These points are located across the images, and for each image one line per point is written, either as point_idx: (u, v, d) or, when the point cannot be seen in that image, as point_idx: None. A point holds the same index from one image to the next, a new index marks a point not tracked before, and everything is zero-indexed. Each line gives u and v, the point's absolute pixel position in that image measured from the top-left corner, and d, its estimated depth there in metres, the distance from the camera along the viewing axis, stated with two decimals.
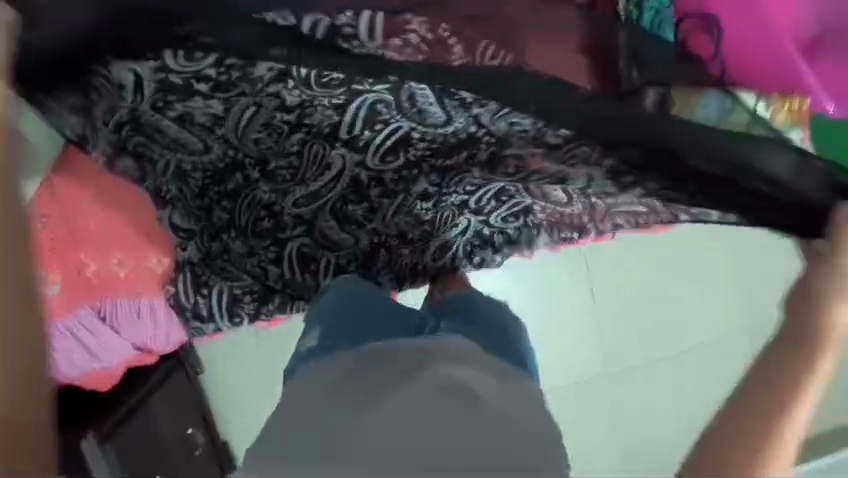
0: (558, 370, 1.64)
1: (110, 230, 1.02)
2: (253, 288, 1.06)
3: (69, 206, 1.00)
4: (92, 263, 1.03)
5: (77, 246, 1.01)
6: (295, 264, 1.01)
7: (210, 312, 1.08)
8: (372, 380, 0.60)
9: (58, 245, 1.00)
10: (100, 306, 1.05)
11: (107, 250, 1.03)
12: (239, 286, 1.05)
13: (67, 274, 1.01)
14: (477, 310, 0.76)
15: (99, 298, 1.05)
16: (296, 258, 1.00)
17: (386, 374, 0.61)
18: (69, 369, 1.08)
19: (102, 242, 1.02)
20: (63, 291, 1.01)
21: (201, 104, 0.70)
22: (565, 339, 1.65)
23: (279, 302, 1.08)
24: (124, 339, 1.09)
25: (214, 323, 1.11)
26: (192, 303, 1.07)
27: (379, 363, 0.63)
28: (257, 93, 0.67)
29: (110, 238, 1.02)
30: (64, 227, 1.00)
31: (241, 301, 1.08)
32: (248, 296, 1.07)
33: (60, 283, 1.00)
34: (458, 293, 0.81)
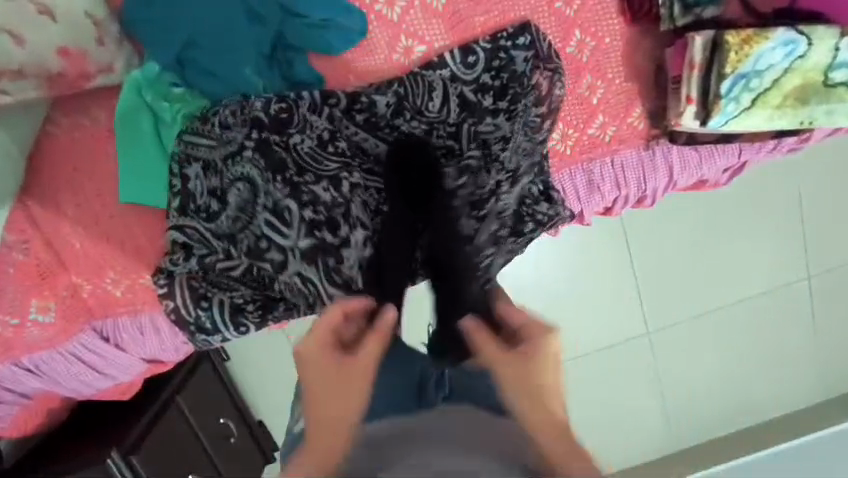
0: (591, 332, 1.49)
1: (100, 248, 0.95)
2: (257, 297, 0.99)
3: (51, 225, 0.93)
4: (86, 283, 0.97)
5: (66, 267, 0.95)
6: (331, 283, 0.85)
7: (214, 324, 1.01)
8: (377, 457, 0.53)
9: (44, 269, 0.94)
10: (102, 326, 1.00)
11: (100, 269, 0.97)
12: (239, 294, 0.99)
13: (60, 297, 0.96)
14: None
15: (99, 319, 0.99)
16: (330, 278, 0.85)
17: (386, 439, 0.56)
18: (82, 390, 1.05)
19: (88, 263, 0.96)
20: (58, 317, 0.96)
21: (231, 169, 0.85)
22: (601, 298, 1.47)
23: (284, 308, 0.99)
24: (133, 356, 1.04)
25: (220, 334, 1.03)
26: (194, 316, 1.00)
27: (384, 431, 0.57)
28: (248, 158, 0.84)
29: (97, 255, 0.96)
30: (48, 249, 0.94)
31: (244, 310, 1.00)
32: (249, 304, 0.99)
33: (54, 309, 0.96)
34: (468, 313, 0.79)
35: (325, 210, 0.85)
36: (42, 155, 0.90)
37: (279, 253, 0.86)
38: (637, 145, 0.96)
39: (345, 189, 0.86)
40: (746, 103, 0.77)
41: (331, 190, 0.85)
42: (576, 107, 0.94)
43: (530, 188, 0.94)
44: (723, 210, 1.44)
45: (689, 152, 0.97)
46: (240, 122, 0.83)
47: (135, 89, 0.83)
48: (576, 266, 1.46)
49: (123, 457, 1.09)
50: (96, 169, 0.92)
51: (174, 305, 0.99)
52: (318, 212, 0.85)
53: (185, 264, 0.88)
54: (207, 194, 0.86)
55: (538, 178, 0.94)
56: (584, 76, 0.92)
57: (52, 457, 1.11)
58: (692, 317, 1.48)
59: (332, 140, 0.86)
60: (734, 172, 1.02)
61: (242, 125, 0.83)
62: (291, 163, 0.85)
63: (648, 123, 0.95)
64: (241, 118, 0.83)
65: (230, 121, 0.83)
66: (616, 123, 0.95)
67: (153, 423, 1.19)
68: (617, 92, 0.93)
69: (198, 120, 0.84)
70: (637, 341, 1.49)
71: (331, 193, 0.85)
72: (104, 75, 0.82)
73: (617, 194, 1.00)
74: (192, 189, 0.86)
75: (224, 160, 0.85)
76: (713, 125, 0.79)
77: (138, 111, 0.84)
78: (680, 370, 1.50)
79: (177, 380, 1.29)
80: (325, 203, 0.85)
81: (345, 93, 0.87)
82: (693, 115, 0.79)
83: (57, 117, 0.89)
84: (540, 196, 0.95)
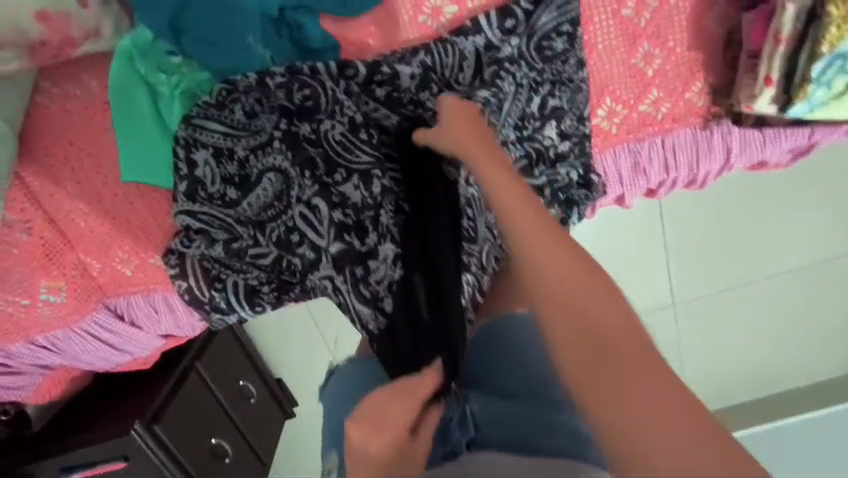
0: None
1: (106, 227, 0.90)
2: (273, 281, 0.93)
3: (52, 204, 0.87)
4: (96, 262, 0.93)
5: (74, 247, 0.91)
6: (358, 293, 0.74)
7: (229, 303, 0.96)
8: None
9: (51, 250, 0.90)
10: (115, 305, 0.98)
11: (108, 249, 0.92)
12: (254, 276, 0.93)
13: (69, 277, 0.92)
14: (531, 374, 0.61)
15: (112, 298, 0.96)
16: (357, 287, 0.74)
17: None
18: (101, 364, 1.05)
19: (94, 242, 0.91)
20: (70, 297, 0.93)
21: (244, 149, 0.77)
22: (629, 270, 1.40)
23: (300, 291, 0.93)
24: (149, 332, 1.02)
25: (236, 313, 0.98)
26: (209, 296, 0.95)
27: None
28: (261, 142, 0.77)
29: (104, 235, 0.91)
30: (53, 229, 0.89)
31: (259, 291, 0.94)
32: (266, 288, 0.94)
33: (64, 289, 0.93)
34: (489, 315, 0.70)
35: (353, 214, 0.75)
36: (35, 129, 0.83)
37: (311, 251, 0.77)
38: (694, 124, 0.85)
39: (377, 188, 0.74)
40: (840, 86, 0.66)
41: (362, 189, 0.74)
42: (627, 80, 0.82)
43: (565, 175, 0.84)
44: (777, 184, 1.29)
45: (752, 134, 0.86)
46: (269, 110, 0.75)
47: (127, 59, 0.74)
48: (611, 238, 1.37)
49: (147, 428, 1.12)
50: (95, 144, 0.84)
51: (186, 285, 0.94)
52: (347, 214, 0.74)
53: (210, 249, 0.82)
54: (226, 180, 0.78)
55: (578, 159, 0.85)
56: (640, 45, 0.79)
57: (82, 424, 1.15)
58: (726, 289, 1.39)
59: (358, 124, 0.75)
60: (801, 154, 0.91)
61: (270, 114, 0.75)
62: (319, 160, 0.75)
63: (709, 100, 0.83)
64: (269, 107, 0.75)
65: (257, 109, 0.76)
66: (671, 99, 0.83)
67: (172, 394, 1.19)
68: (676, 63, 0.80)
69: (213, 104, 0.75)
70: (660, 315, 1.43)
71: (361, 194, 0.74)
72: (91, 42, 0.73)
73: (664, 177, 0.90)
74: (201, 175, 0.78)
75: (249, 149, 0.77)
76: (795, 113, 0.68)
77: (132, 84, 0.75)
78: (702, 342, 1.44)
79: (196, 345, 1.30)
80: (354, 205, 0.74)
81: (364, 63, 0.76)
82: (769, 100, 0.68)
83: (47, 87, 0.81)
84: (577, 181, 0.86)
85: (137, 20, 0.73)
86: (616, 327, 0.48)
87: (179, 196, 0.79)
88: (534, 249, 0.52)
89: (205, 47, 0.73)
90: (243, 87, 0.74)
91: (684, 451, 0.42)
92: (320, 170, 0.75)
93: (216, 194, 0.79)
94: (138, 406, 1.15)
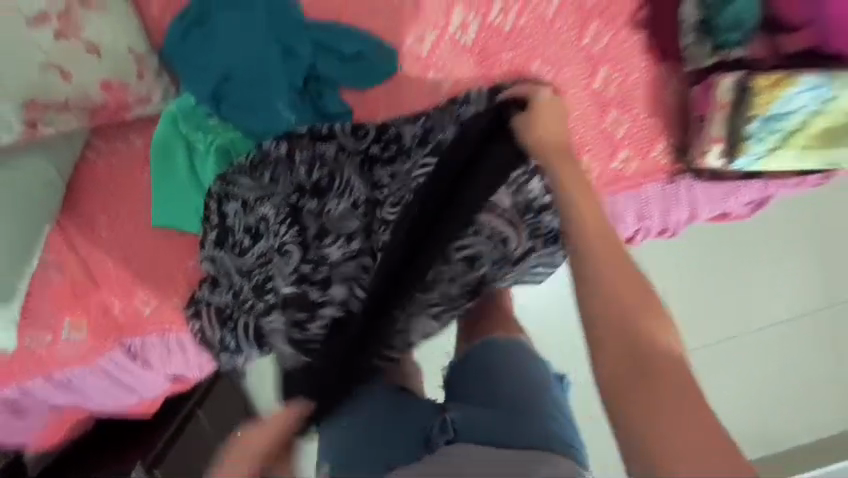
0: None
1: (133, 268, 0.97)
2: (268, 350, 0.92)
3: (89, 247, 0.96)
4: (117, 303, 0.99)
5: (99, 288, 0.97)
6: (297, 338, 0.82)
7: None
8: None
9: (79, 289, 0.96)
10: (130, 344, 1.02)
11: (131, 290, 0.98)
12: None
13: (92, 316, 0.98)
14: (497, 392, 0.71)
15: (128, 338, 1.01)
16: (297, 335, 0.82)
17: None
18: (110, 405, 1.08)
19: (118, 283, 0.98)
20: (91, 334, 0.99)
21: (255, 204, 0.86)
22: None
23: None
24: (158, 373, 1.07)
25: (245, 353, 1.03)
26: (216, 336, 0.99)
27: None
28: (271, 194, 0.85)
29: (130, 276, 0.98)
30: (85, 271, 0.97)
31: None
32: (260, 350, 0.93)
33: (86, 328, 0.98)
34: (473, 353, 0.80)
35: (325, 270, 0.83)
36: (80, 180, 0.93)
37: (273, 299, 0.84)
38: (661, 179, 0.97)
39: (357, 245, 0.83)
40: (774, 141, 0.78)
41: (342, 248, 0.83)
42: (599, 141, 0.95)
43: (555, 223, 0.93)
44: (743, 236, 1.40)
45: (714, 188, 0.97)
46: (288, 179, 0.85)
47: (170, 121, 0.86)
48: None
49: (147, 471, 1.11)
50: (133, 193, 0.94)
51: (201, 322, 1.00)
52: (318, 271, 0.83)
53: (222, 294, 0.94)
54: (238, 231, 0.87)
55: None
56: (610, 111, 0.93)
57: (80, 472, 1.15)
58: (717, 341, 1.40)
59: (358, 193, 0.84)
60: (758, 206, 1.03)
61: (288, 184, 0.86)
62: (313, 223, 0.84)
63: (673, 158, 0.95)
64: (290, 178, 0.85)
65: (281, 176, 0.86)
66: (638, 157, 0.96)
67: (173, 439, 1.20)
68: (641, 127, 0.94)
69: (247, 164, 0.86)
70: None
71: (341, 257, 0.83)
72: (142, 106, 0.85)
73: (638, 225, 1.02)
74: (231, 224, 0.87)
75: (256, 199, 0.86)
76: (737, 165, 0.81)
77: (173, 142, 0.87)
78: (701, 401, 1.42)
79: (199, 389, 1.32)
80: (330, 262, 0.83)
81: (375, 126, 0.88)
82: (717, 155, 0.81)
83: (97, 144, 0.92)
84: None
85: (182, 88, 0.87)
86: (659, 366, 0.53)
87: (205, 242, 0.89)
88: (606, 261, 0.62)
89: (240, 111, 0.86)
90: (272, 155, 0.86)
91: (695, 451, 0.47)
92: (310, 226, 0.84)
93: (230, 235, 0.88)
94: (138, 452, 1.14)
